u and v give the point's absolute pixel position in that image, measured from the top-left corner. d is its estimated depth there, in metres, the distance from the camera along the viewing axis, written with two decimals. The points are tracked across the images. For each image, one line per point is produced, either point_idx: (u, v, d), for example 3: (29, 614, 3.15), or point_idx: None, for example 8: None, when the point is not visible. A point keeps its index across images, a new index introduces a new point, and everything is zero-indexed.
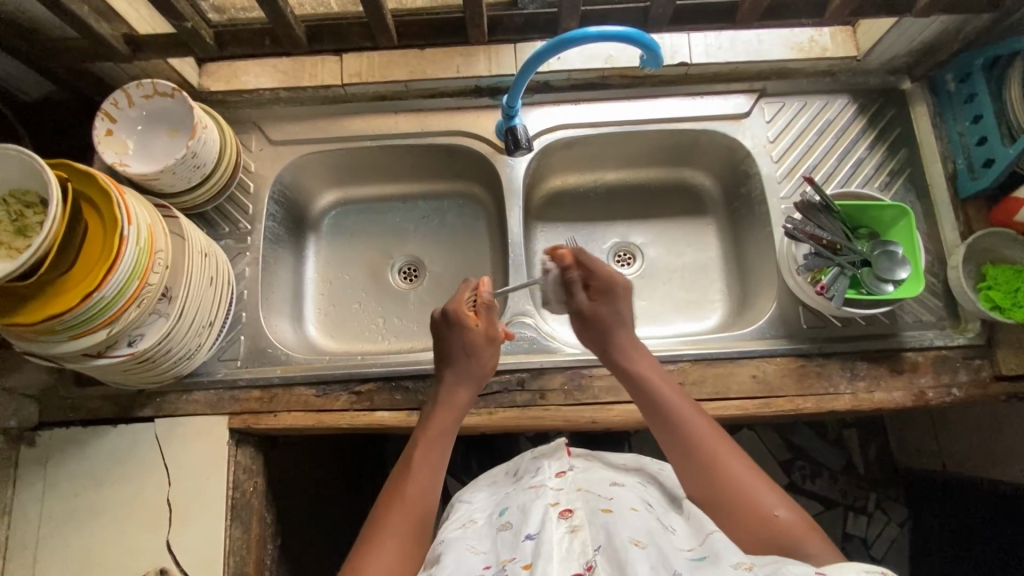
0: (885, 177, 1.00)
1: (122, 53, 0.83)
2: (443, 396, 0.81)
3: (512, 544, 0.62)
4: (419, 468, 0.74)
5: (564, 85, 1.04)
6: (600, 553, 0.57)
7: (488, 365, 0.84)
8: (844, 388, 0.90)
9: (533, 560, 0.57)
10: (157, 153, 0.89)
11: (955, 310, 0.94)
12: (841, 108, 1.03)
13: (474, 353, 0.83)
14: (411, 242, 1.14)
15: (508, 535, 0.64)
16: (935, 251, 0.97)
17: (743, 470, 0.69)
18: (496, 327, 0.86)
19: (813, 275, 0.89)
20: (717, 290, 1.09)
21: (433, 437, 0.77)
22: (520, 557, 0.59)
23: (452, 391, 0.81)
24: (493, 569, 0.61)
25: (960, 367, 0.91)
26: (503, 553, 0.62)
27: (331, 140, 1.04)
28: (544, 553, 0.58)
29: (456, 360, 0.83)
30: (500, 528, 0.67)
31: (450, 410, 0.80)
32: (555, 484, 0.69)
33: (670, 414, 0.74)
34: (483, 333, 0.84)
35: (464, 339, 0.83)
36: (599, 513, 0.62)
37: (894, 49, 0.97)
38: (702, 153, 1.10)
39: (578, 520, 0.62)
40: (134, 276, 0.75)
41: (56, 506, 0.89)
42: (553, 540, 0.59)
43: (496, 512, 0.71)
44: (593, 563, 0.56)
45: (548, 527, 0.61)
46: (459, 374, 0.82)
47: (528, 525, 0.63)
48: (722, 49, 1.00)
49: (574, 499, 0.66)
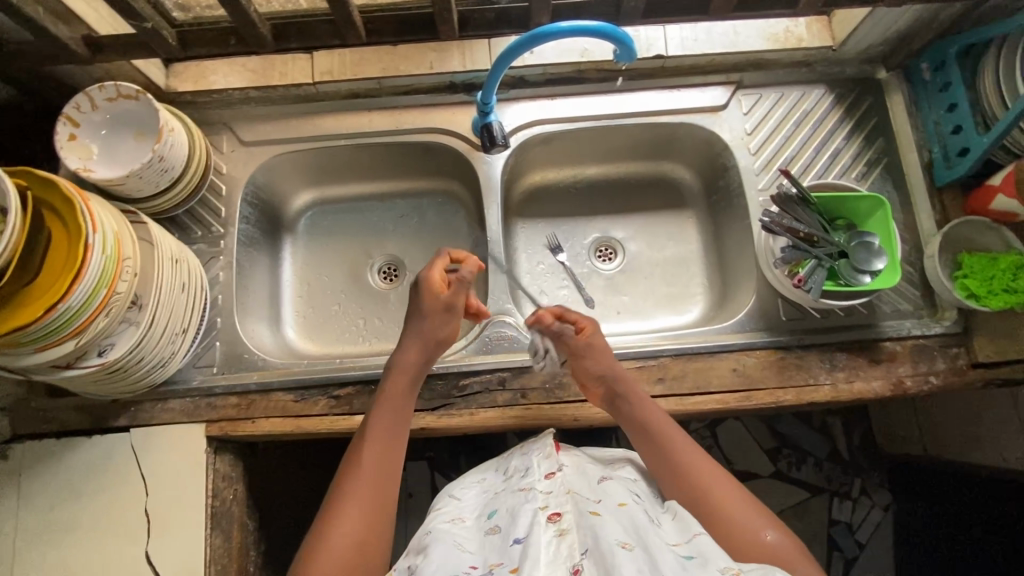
0: (862, 167, 1.00)
1: (82, 56, 0.81)
2: (398, 358, 0.82)
3: (500, 548, 0.62)
4: (374, 435, 0.75)
5: (540, 80, 1.03)
6: (587, 558, 0.57)
7: (446, 336, 0.84)
8: (823, 379, 0.90)
9: (520, 564, 0.57)
10: (123, 157, 0.87)
11: (932, 300, 0.94)
12: (818, 98, 1.03)
13: (431, 317, 0.83)
14: (390, 242, 1.13)
15: (496, 540, 0.64)
16: (911, 240, 0.97)
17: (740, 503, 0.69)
18: (460, 297, 0.84)
19: (790, 268, 0.88)
20: (698, 283, 1.09)
21: (389, 401, 0.78)
22: (509, 561, 0.59)
23: (404, 352, 0.81)
24: (480, 571, 0.61)
25: (937, 355, 0.91)
26: (491, 556, 0.62)
27: (304, 139, 1.02)
28: (530, 555, 0.58)
29: (415, 323, 0.83)
30: (488, 532, 0.67)
31: (403, 374, 0.80)
32: (544, 487, 0.69)
33: (665, 448, 0.75)
34: (445, 302, 0.83)
35: (427, 304, 0.83)
36: (587, 515, 0.62)
37: (869, 39, 0.97)
38: (681, 146, 1.09)
39: (565, 523, 0.61)
40: (102, 286, 0.74)
41: (31, 520, 0.87)
42: (541, 544, 0.59)
43: (484, 514, 0.70)
44: (579, 567, 0.56)
45: (536, 531, 0.61)
46: (414, 338, 0.82)
47: (516, 530, 0.62)
48: (698, 40, 0.99)
49: (563, 502, 0.65)
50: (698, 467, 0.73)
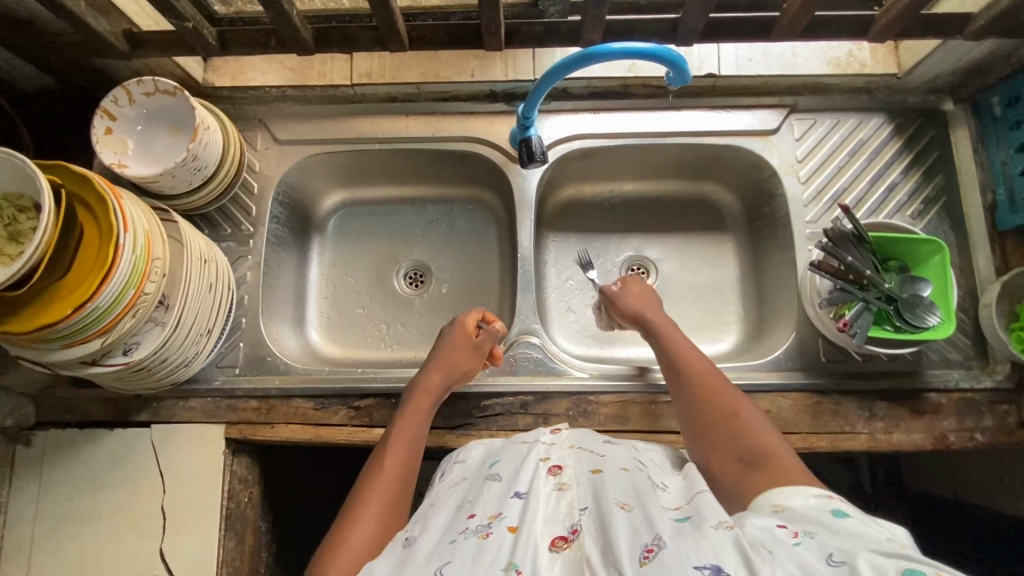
0: (919, 204, 0.95)
1: (122, 51, 0.79)
2: (420, 381, 0.83)
3: (498, 500, 0.62)
4: (396, 444, 0.75)
5: (584, 92, 0.99)
6: (585, 515, 0.57)
7: (472, 371, 0.85)
8: (860, 427, 0.86)
9: (519, 523, 0.57)
10: (158, 154, 0.86)
11: (984, 350, 0.89)
12: (877, 127, 0.97)
13: (458, 350, 0.85)
14: (418, 247, 1.11)
15: (495, 487, 0.65)
16: (966, 285, 0.92)
17: (756, 423, 0.70)
18: (488, 342, 0.86)
19: (836, 311, 0.85)
20: (733, 312, 1.05)
21: (411, 417, 0.78)
22: (507, 516, 0.58)
23: (429, 376, 0.83)
24: (477, 520, 0.60)
25: (985, 411, 0.86)
26: (488, 507, 0.61)
27: (339, 141, 1.00)
28: (529, 514, 0.57)
29: (443, 352, 0.85)
30: (487, 479, 0.67)
31: (427, 396, 0.81)
32: (547, 439, 0.72)
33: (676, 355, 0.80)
34: (475, 342, 0.86)
35: (458, 339, 0.85)
36: (589, 474, 0.63)
37: (937, 69, 0.91)
38: (725, 168, 1.04)
39: (565, 479, 0.63)
40: (130, 286, 0.73)
41: (51, 508, 0.88)
42: (541, 500, 0.60)
43: (486, 464, 0.71)
44: (578, 527, 0.56)
45: (536, 486, 0.62)
46: (437, 367, 0.83)
47: (518, 484, 0.63)
48: (753, 60, 0.94)
49: (564, 457, 0.67)
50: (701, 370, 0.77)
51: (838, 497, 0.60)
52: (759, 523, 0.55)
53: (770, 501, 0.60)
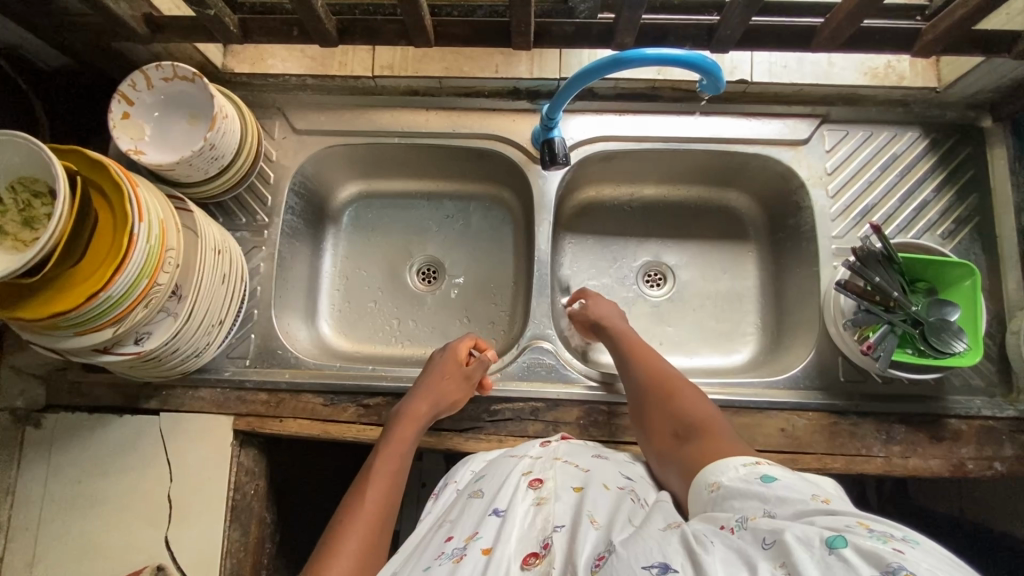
0: (950, 224, 0.92)
1: (142, 35, 0.78)
2: (404, 408, 0.81)
3: (477, 518, 0.64)
4: (380, 474, 0.74)
5: (610, 93, 0.97)
6: (558, 531, 0.59)
7: (460, 402, 0.84)
8: (877, 451, 0.84)
9: (492, 545, 0.59)
10: (175, 141, 0.84)
11: (1009, 378, 0.87)
12: (910, 142, 0.94)
13: (447, 377, 0.83)
14: (432, 243, 1.09)
15: (478, 504, 0.67)
16: (994, 310, 0.89)
17: (701, 404, 0.72)
18: (479, 373, 0.85)
19: (860, 332, 0.82)
20: (750, 323, 1.03)
21: (394, 445, 0.77)
22: (483, 538, 0.61)
23: (416, 404, 0.81)
24: (456, 542, 0.62)
25: (1006, 440, 0.85)
26: (466, 527, 0.64)
27: (358, 133, 0.98)
28: (502, 536, 0.60)
29: (432, 379, 0.83)
30: (472, 496, 0.69)
31: (412, 422, 0.80)
32: (535, 453, 0.74)
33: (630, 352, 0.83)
34: (466, 372, 0.84)
35: (448, 369, 0.84)
36: (569, 490, 0.65)
37: (980, 85, 0.88)
38: (750, 176, 1.02)
39: (545, 493, 0.65)
40: (143, 276, 0.72)
41: (58, 491, 0.88)
42: (517, 517, 0.62)
43: (474, 480, 0.74)
44: (548, 542, 0.58)
45: (515, 503, 0.64)
46: (422, 394, 0.82)
47: (498, 501, 0.65)
48: (788, 68, 0.91)
49: (546, 470, 0.69)
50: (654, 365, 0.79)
51: (767, 462, 0.57)
52: (702, 522, 0.52)
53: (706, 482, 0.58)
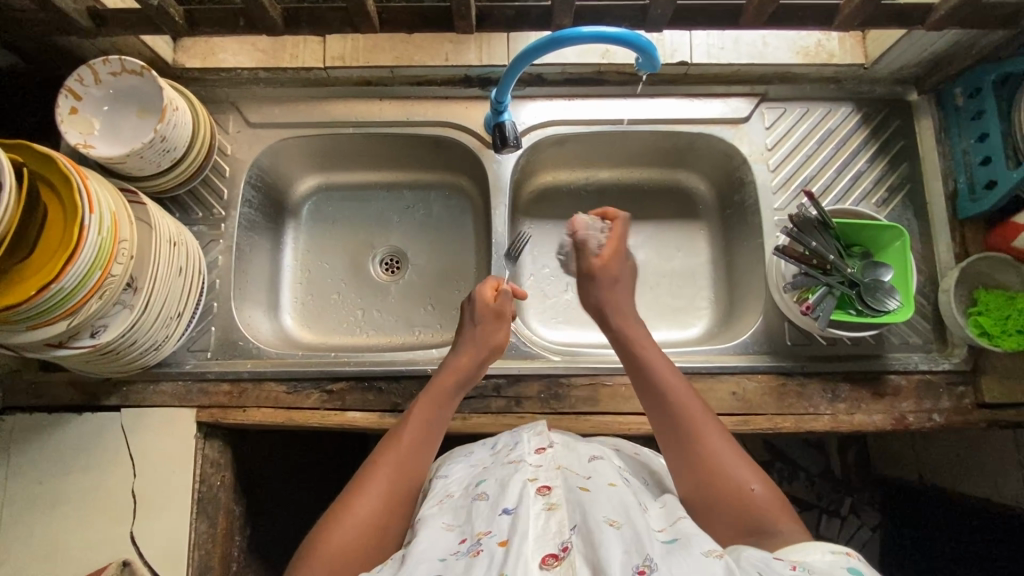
0: (883, 193, 0.97)
1: (87, 29, 0.78)
2: (448, 361, 0.82)
3: (487, 517, 0.62)
4: (415, 422, 0.75)
5: (559, 79, 1.00)
6: (575, 534, 0.58)
7: (500, 346, 0.84)
8: (823, 409, 0.89)
9: (509, 538, 0.57)
10: (125, 135, 0.85)
11: (943, 334, 0.92)
12: (844, 117, 0.99)
13: (481, 321, 0.85)
14: (394, 233, 1.11)
15: (484, 505, 0.65)
16: (927, 271, 0.94)
17: (720, 439, 0.70)
18: (508, 306, 0.87)
19: (799, 294, 0.86)
20: (705, 298, 1.07)
21: (433, 396, 0.78)
22: (497, 533, 0.59)
23: (458, 357, 0.82)
24: (468, 542, 0.61)
25: (942, 393, 0.89)
26: (477, 526, 0.62)
27: (312, 125, 0.99)
28: (519, 530, 0.58)
29: (472, 329, 0.84)
30: (475, 497, 0.67)
31: (453, 372, 0.81)
32: (533, 461, 0.70)
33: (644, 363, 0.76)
34: (498, 309, 0.86)
35: (483, 312, 0.85)
36: (577, 491, 0.64)
37: (903, 59, 0.93)
38: (698, 155, 1.06)
39: (555, 498, 0.62)
40: (96, 268, 0.72)
41: (17, 493, 0.87)
42: (530, 517, 0.60)
43: (472, 484, 0.70)
44: (568, 544, 0.57)
45: (526, 503, 0.62)
46: (464, 346, 0.82)
47: (506, 500, 0.63)
48: (725, 49, 0.96)
49: (552, 475, 0.67)
50: (669, 379, 0.74)
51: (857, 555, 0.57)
52: (756, 555, 0.56)
53: (787, 555, 0.58)
